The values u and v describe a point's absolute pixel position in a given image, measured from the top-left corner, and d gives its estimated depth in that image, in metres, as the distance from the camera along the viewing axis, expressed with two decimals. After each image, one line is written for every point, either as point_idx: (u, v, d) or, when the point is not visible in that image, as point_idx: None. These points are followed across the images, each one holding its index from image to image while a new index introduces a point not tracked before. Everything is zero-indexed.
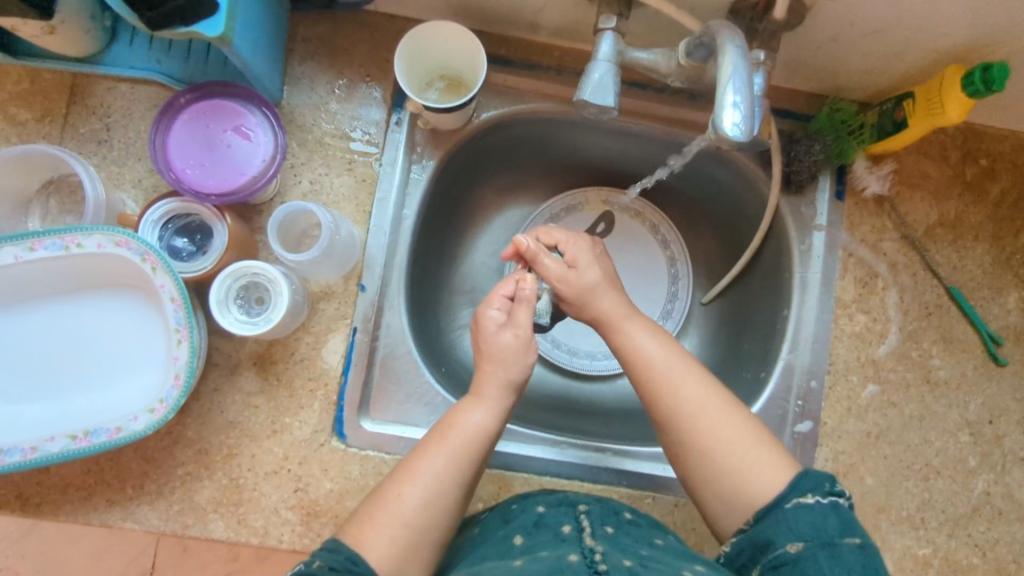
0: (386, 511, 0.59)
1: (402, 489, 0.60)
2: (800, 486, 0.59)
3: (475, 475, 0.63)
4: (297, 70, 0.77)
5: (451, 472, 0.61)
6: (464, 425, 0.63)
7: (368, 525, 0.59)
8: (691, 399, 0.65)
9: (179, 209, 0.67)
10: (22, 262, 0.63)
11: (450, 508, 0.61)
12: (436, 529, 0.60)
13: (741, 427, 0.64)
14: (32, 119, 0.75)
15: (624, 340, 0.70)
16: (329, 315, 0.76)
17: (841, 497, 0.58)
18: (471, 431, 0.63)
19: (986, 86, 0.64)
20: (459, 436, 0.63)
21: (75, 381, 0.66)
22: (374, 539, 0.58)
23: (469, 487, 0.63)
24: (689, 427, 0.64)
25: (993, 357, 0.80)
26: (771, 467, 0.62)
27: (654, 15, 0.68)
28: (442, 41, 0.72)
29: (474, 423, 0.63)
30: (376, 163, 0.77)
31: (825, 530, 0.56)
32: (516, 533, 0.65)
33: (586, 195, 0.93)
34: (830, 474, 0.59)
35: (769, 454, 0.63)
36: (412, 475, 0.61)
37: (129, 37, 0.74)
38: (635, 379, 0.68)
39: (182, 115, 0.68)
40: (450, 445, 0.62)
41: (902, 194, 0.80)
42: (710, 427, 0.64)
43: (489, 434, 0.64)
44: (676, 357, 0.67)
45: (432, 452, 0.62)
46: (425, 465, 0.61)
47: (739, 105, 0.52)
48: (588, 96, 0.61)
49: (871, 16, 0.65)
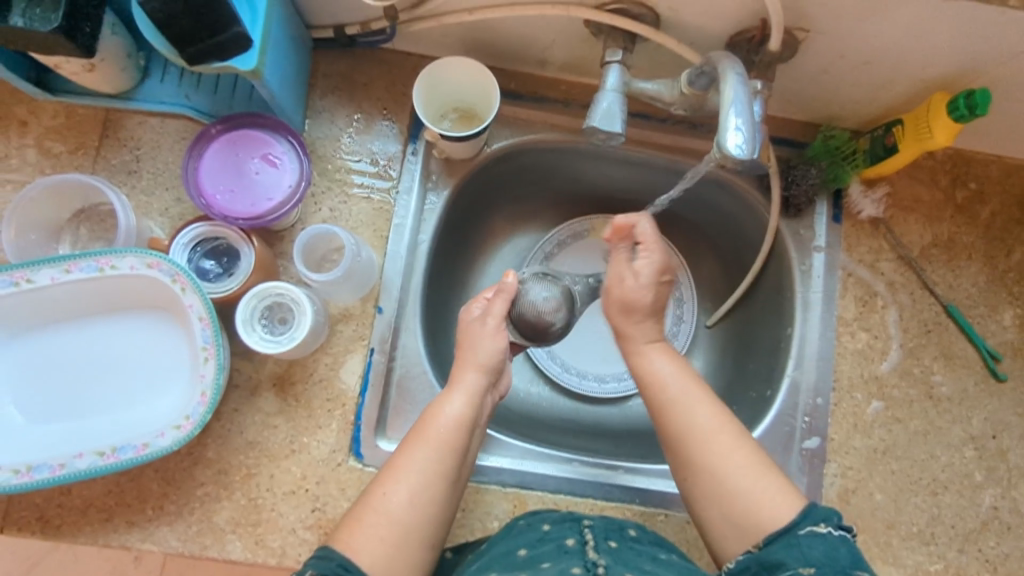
0: (373, 513, 0.61)
1: (386, 489, 0.62)
2: (811, 515, 0.61)
3: (458, 467, 0.65)
4: (319, 104, 0.81)
5: (433, 466, 0.63)
6: (442, 419, 0.64)
7: (357, 527, 0.60)
8: (703, 424, 0.67)
9: (207, 233, 0.71)
10: (58, 283, 0.66)
11: (436, 500, 0.62)
12: (425, 526, 0.61)
13: (747, 453, 0.65)
14: (65, 151, 0.79)
15: (641, 366, 0.71)
16: (347, 336, 0.78)
17: (849, 533, 0.60)
18: (451, 422, 0.64)
19: (970, 111, 0.68)
20: (438, 430, 0.64)
21: (104, 399, 0.68)
22: (363, 541, 0.60)
23: (454, 478, 0.64)
24: (700, 451, 0.66)
25: (993, 372, 0.82)
26: (777, 494, 0.63)
27: (656, 49, 0.72)
28: (456, 75, 0.77)
29: (452, 416, 0.65)
30: (393, 191, 0.81)
31: (838, 560, 0.57)
32: (520, 547, 0.67)
33: (592, 223, 0.95)
34: (838, 509, 0.62)
35: (776, 481, 0.64)
36: (397, 474, 0.62)
37: (161, 73, 0.78)
38: (650, 402, 0.70)
39: (213, 144, 0.72)
40: (430, 441, 0.64)
41: (897, 217, 0.84)
42: (720, 452, 0.65)
43: (468, 424, 0.65)
44: (688, 382, 0.69)
45: (414, 449, 0.63)
46: (408, 463, 0.63)
47: (741, 128, 0.55)
48: (597, 123, 0.65)
49: (860, 48, 0.70)
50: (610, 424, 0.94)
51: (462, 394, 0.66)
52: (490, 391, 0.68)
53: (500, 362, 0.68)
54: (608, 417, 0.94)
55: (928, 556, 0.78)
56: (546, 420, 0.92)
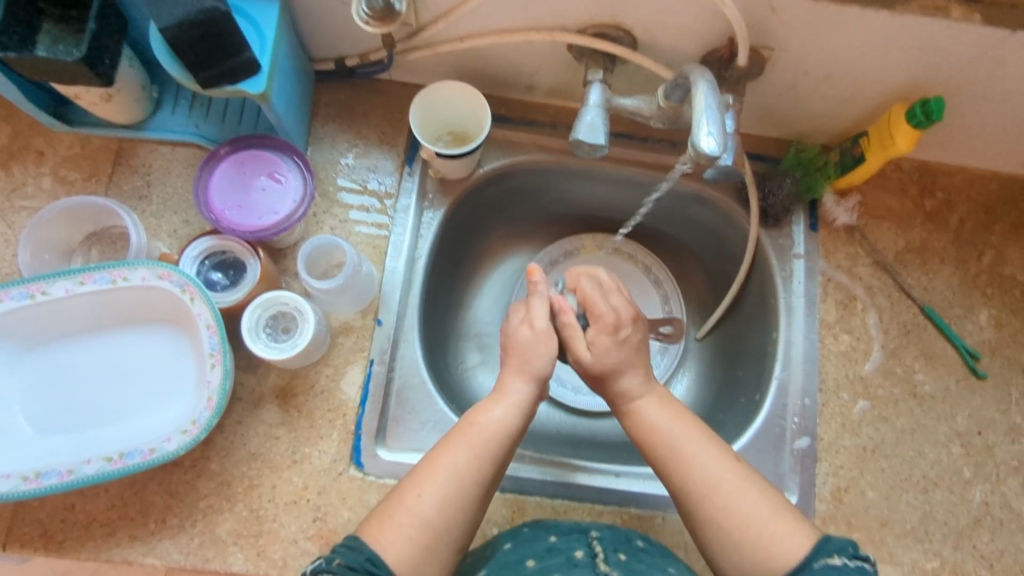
0: (405, 510, 0.62)
1: (421, 489, 0.63)
2: (823, 548, 0.60)
3: (496, 469, 0.67)
4: (320, 131, 0.86)
5: (470, 467, 0.65)
6: (484, 422, 0.67)
7: (388, 524, 0.62)
8: (705, 473, 0.65)
9: (216, 247, 0.75)
10: (72, 295, 0.69)
11: (469, 502, 0.64)
12: (454, 527, 0.63)
13: (755, 498, 0.64)
14: (80, 178, 0.83)
15: (635, 420, 0.71)
16: (348, 348, 0.80)
17: (865, 563, 0.60)
18: (491, 426, 0.67)
19: (927, 117, 0.74)
20: (479, 434, 0.66)
21: (112, 408, 0.70)
22: (393, 537, 0.61)
23: (489, 480, 0.66)
24: (703, 503, 0.65)
25: (973, 370, 0.84)
26: (786, 541, 0.62)
27: (635, 70, 0.79)
28: (450, 100, 0.82)
29: (495, 419, 0.68)
30: (392, 208, 0.85)
31: None
32: (528, 557, 0.68)
33: (582, 241, 1.01)
34: (852, 539, 0.62)
35: (785, 523, 0.63)
36: (432, 472, 0.64)
37: (171, 106, 0.83)
38: (651, 455, 0.69)
39: (223, 164, 0.76)
40: (470, 441, 0.66)
41: (870, 225, 0.88)
42: (724, 503, 0.64)
43: (509, 428, 0.68)
44: (685, 427, 0.69)
45: (451, 449, 0.65)
46: (444, 463, 0.65)
47: (713, 133, 0.59)
48: (581, 135, 0.69)
49: (821, 64, 0.76)
50: (607, 436, 0.95)
51: (506, 400, 0.69)
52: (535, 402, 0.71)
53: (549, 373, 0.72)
54: (604, 428, 0.96)
55: (924, 554, 0.79)
56: (543, 433, 0.93)
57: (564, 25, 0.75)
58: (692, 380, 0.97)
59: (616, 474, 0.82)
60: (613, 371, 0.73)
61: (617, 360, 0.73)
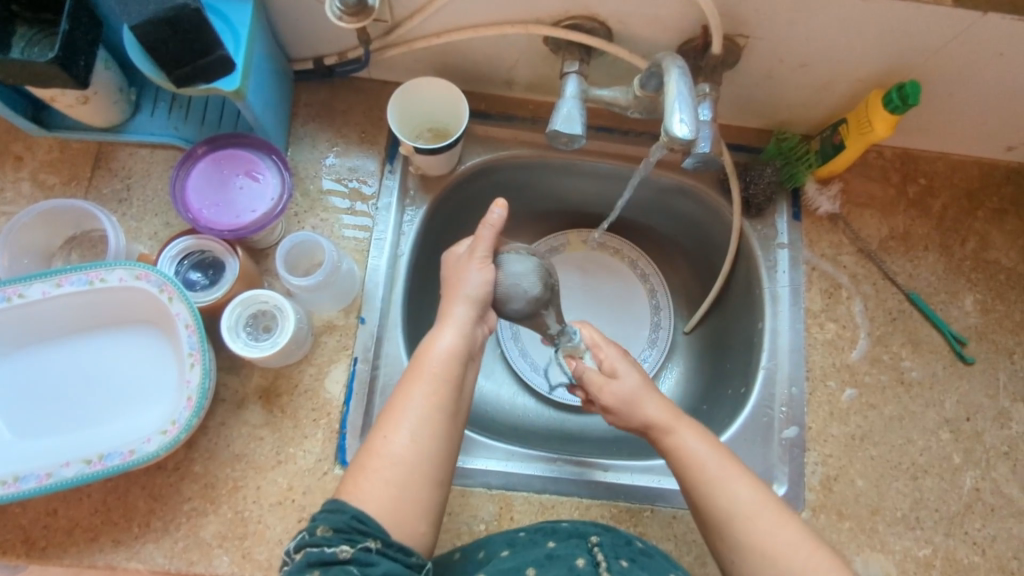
0: (376, 457, 0.62)
1: (387, 431, 0.63)
2: None
3: (456, 400, 0.67)
4: (300, 131, 0.86)
5: (431, 401, 0.65)
6: (435, 354, 0.67)
7: (362, 475, 0.61)
8: (746, 502, 0.63)
9: (194, 247, 0.75)
10: (49, 297, 0.68)
11: (439, 436, 0.64)
12: (429, 462, 0.63)
13: (793, 529, 0.62)
14: (59, 183, 0.83)
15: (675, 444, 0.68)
16: (331, 347, 0.80)
17: None
18: (443, 355, 0.67)
19: (904, 102, 0.74)
20: (431, 365, 0.66)
21: (91, 412, 0.70)
22: (369, 489, 0.61)
23: (451, 411, 0.65)
24: (747, 531, 0.62)
25: (960, 356, 0.84)
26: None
27: (612, 62, 0.79)
28: (429, 96, 0.82)
29: (444, 351, 0.67)
30: (372, 206, 0.85)
31: None
32: (528, 565, 0.66)
33: (568, 237, 1.01)
34: None
35: (825, 556, 0.61)
36: (396, 416, 0.64)
37: (151, 108, 0.83)
38: (687, 482, 0.66)
39: (200, 163, 0.76)
40: (424, 376, 0.66)
41: (853, 213, 0.88)
42: (767, 530, 0.62)
43: (460, 356, 0.68)
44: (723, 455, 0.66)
45: (409, 389, 0.65)
46: (405, 405, 0.64)
47: (686, 120, 0.59)
48: (558, 126, 0.69)
49: (797, 52, 0.76)
50: (597, 432, 0.94)
51: (449, 332, 0.69)
52: (480, 324, 0.72)
53: (486, 292, 0.72)
54: (595, 424, 0.95)
55: (916, 541, 0.78)
56: (532, 429, 0.93)
57: (538, 18, 0.75)
58: (680, 375, 0.97)
59: (605, 467, 0.81)
60: (635, 396, 0.71)
61: (638, 384, 0.71)
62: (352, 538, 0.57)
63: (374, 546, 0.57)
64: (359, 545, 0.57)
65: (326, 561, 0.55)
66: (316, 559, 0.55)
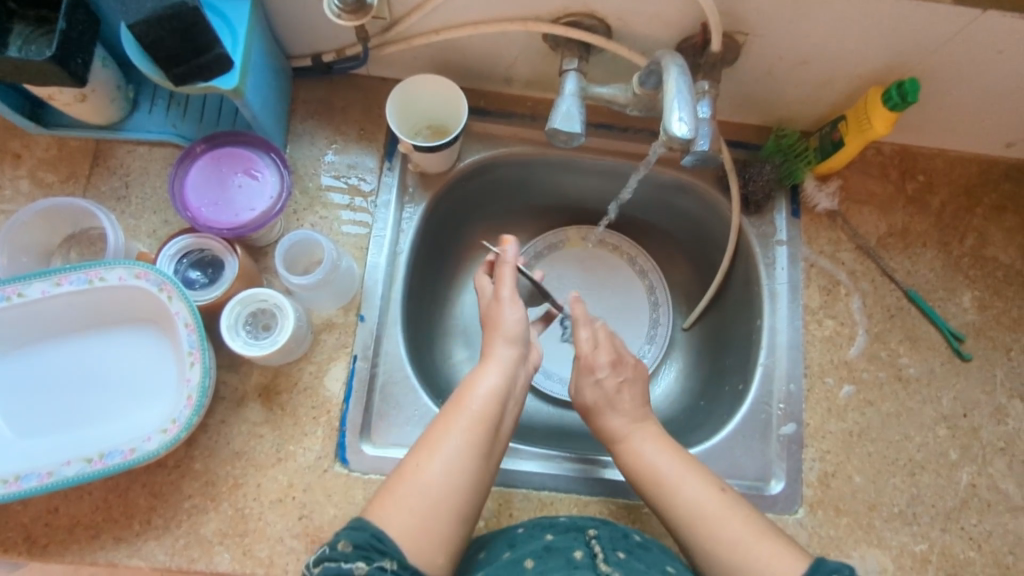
0: (405, 484, 0.63)
1: (420, 460, 0.64)
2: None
3: (492, 438, 0.67)
4: (299, 128, 0.86)
5: (466, 437, 0.66)
6: (476, 391, 0.69)
7: (388, 498, 0.62)
8: (691, 500, 0.66)
9: (193, 245, 0.75)
10: (48, 297, 0.68)
11: (472, 470, 0.65)
12: (458, 496, 0.63)
13: (740, 521, 0.64)
14: (57, 181, 0.82)
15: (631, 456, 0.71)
16: (331, 344, 0.80)
17: None
18: (484, 393, 0.68)
19: (903, 99, 0.74)
20: (472, 402, 0.68)
21: (91, 410, 0.70)
22: (396, 512, 0.61)
23: (486, 450, 0.66)
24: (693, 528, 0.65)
25: (957, 352, 0.84)
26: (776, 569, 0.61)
27: (611, 59, 0.79)
28: (428, 94, 0.82)
29: (487, 389, 0.69)
30: (371, 204, 0.84)
31: None
32: (526, 557, 0.66)
33: (567, 233, 1.01)
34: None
35: (771, 546, 0.62)
36: (433, 447, 0.65)
37: (149, 106, 0.83)
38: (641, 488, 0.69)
39: (199, 161, 0.76)
40: (465, 412, 0.67)
41: (852, 210, 0.89)
42: (711, 528, 0.64)
43: (501, 396, 0.69)
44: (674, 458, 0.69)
45: (449, 424, 0.66)
46: (443, 438, 0.65)
47: (685, 119, 0.59)
48: (557, 124, 0.69)
49: (797, 49, 0.76)
50: None
51: (491, 372, 0.70)
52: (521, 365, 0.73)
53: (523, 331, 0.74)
54: None
55: (912, 537, 0.79)
56: (531, 425, 0.93)
57: (538, 15, 0.75)
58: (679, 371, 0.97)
59: (604, 464, 0.82)
60: (598, 407, 0.74)
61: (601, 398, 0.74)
62: (368, 555, 0.58)
63: (389, 567, 0.58)
64: (374, 563, 0.58)
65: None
66: (331, 574, 0.57)
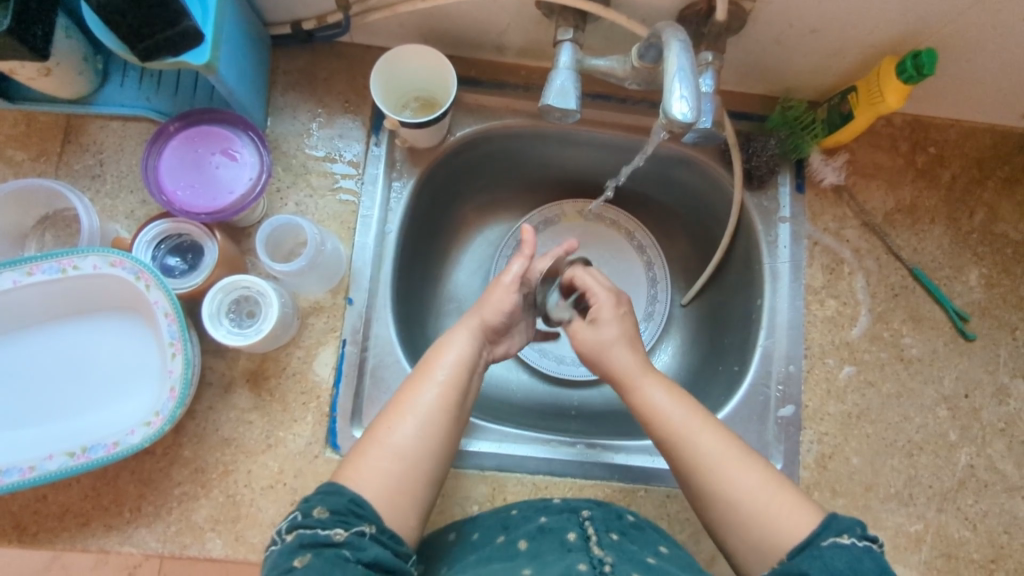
0: (379, 446, 0.62)
1: (392, 422, 0.64)
2: (833, 526, 0.57)
3: (461, 406, 0.67)
4: (280, 100, 0.82)
5: (436, 400, 0.65)
6: (444, 360, 0.67)
7: (363, 461, 0.62)
8: (707, 451, 0.63)
9: (171, 230, 0.73)
10: (20, 286, 0.67)
11: (440, 434, 0.64)
12: (430, 458, 0.63)
13: (756, 475, 0.62)
14: (28, 159, 0.78)
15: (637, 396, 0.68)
16: (319, 328, 0.78)
17: (875, 544, 0.56)
18: (453, 362, 0.67)
19: (918, 72, 0.70)
20: (440, 369, 0.67)
21: (75, 400, 0.69)
22: (368, 472, 0.61)
23: (457, 414, 0.66)
24: (709, 480, 0.62)
25: (961, 332, 0.82)
26: (793, 518, 0.59)
27: (609, 27, 0.75)
28: (415, 66, 0.78)
29: (453, 359, 0.68)
30: (358, 182, 0.81)
31: (862, 570, 0.53)
32: (521, 539, 0.66)
33: (562, 208, 0.97)
34: (861, 519, 0.58)
35: (790, 498, 0.60)
36: (402, 409, 0.64)
37: (120, 78, 0.78)
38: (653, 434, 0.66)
39: (172, 141, 0.73)
40: (432, 379, 0.66)
41: (859, 184, 0.85)
42: (730, 477, 0.62)
43: (469, 365, 0.68)
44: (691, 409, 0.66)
45: (417, 388, 0.66)
46: (412, 400, 0.65)
47: (686, 97, 0.55)
48: (551, 100, 0.66)
49: (806, 16, 0.71)
50: (595, 405, 0.92)
51: (458, 342, 0.69)
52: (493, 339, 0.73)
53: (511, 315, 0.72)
54: (589, 398, 0.93)
55: (908, 517, 0.78)
56: (526, 406, 0.91)
57: None
58: (676, 349, 0.95)
59: (599, 448, 0.80)
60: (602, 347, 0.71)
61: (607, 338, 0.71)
62: (346, 520, 0.57)
63: (368, 531, 0.57)
64: (353, 528, 0.56)
65: (318, 543, 0.55)
66: (309, 541, 0.55)
